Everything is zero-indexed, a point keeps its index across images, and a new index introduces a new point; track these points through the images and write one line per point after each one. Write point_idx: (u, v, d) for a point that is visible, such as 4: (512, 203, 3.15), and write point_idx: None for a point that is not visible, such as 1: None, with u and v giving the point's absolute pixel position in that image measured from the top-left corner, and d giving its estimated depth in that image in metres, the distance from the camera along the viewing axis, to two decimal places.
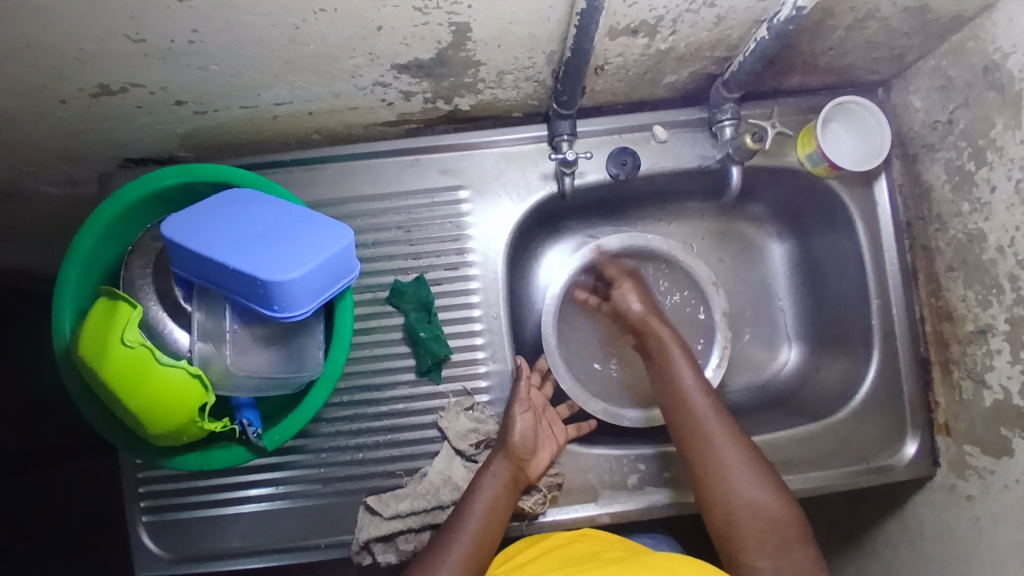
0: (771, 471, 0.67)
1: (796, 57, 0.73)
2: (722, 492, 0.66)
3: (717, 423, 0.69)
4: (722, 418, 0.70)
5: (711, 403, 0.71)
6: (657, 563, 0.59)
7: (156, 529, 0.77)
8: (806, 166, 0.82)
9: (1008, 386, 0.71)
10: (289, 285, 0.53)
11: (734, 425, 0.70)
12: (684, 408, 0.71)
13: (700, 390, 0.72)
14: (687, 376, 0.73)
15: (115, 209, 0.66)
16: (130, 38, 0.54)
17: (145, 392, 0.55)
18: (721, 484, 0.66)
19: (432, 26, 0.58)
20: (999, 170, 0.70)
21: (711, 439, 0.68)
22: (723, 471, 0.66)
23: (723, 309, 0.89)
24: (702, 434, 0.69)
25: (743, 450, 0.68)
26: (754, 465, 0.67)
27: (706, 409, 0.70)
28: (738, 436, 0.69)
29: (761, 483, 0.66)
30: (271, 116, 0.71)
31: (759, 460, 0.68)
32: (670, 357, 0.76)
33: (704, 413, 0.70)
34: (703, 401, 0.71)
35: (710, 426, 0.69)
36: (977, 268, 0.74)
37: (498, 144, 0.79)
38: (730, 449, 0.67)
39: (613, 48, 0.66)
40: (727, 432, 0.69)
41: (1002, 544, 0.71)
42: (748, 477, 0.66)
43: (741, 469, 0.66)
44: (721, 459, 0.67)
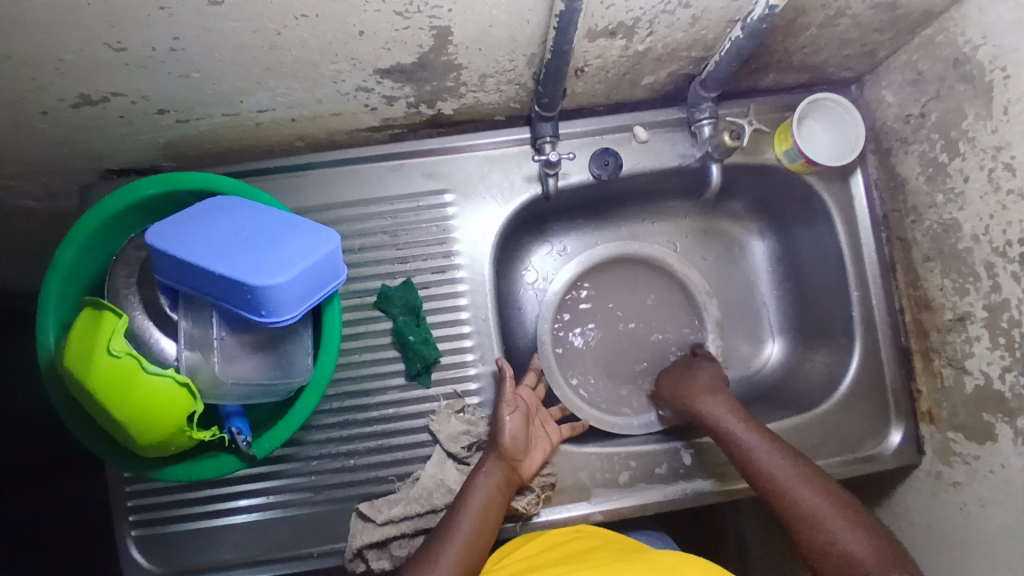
0: (856, 509, 0.66)
1: (771, 55, 0.75)
2: (816, 541, 0.65)
3: (790, 471, 0.68)
4: (793, 463, 0.69)
5: (786, 460, 0.69)
6: (656, 560, 0.60)
7: (145, 543, 0.76)
8: (784, 163, 0.84)
9: (989, 372, 0.73)
10: (274, 290, 0.53)
11: (808, 468, 0.69)
12: (752, 464, 0.70)
13: (762, 442, 0.71)
14: (745, 433, 0.72)
15: (97, 220, 0.65)
16: (110, 46, 0.54)
17: (132, 402, 0.55)
18: (813, 531, 0.65)
19: (413, 30, 0.58)
20: (972, 161, 0.72)
21: (790, 488, 0.67)
22: (810, 518, 0.65)
23: (717, 318, 0.92)
24: (777, 484, 0.68)
25: (825, 494, 0.67)
26: (840, 506, 0.66)
27: (775, 460, 0.69)
28: (814, 478, 0.68)
29: (850, 525, 0.64)
30: (253, 123, 0.71)
31: (842, 499, 0.66)
32: (720, 416, 0.74)
33: (774, 463, 0.69)
34: (769, 453, 0.70)
35: (784, 477, 0.68)
36: (954, 257, 0.76)
37: (482, 147, 0.80)
38: (811, 496, 0.66)
39: (593, 50, 0.67)
40: (801, 477, 0.68)
41: (989, 527, 0.72)
42: (835, 520, 0.65)
43: (828, 511, 0.65)
44: (805, 507, 0.66)
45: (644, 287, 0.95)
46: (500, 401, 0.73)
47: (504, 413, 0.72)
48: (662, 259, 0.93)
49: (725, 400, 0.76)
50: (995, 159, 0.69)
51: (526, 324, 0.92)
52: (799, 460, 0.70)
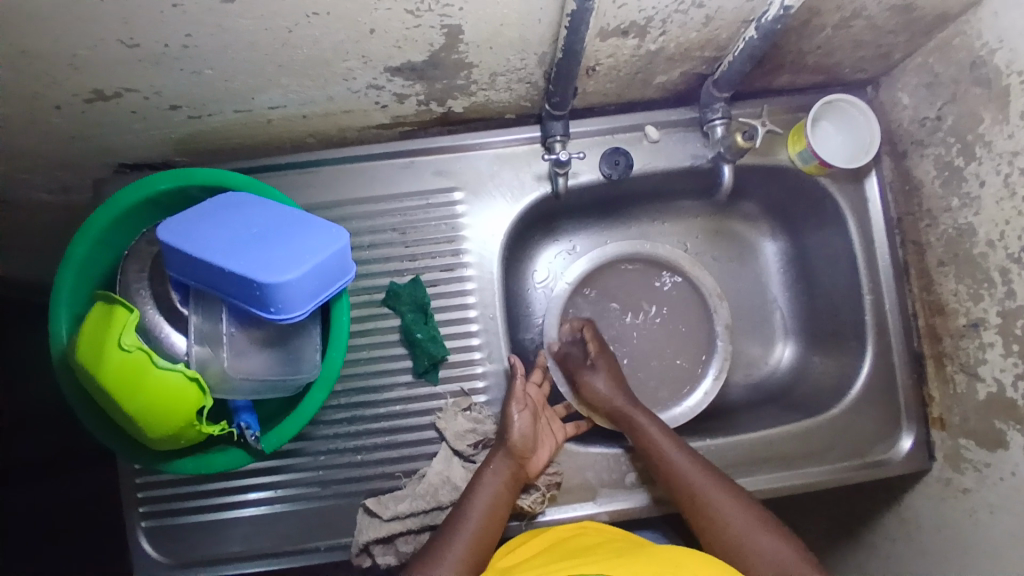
0: (769, 516, 0.69)
1: (785, 56, 0.74)
2: (729, 545, 0.67)
3: (706, 477, 0.71)
4: (708, 470, 0.72)
5: (691, 460, 0.72)
6: (664, 556, 0.59)
7: (154, 534, 0.77)
8: (797, 164, 0.83)
9: (1002, 378, 0.72)
10: (285, 287, 0.53)
11: (723, 476, 0.71)
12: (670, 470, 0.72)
13: (681, 450, 0.73)
14: (664, 440, 0.74)
15: (109, 215, 0.66)
16: (124, 43, 0.55)
17: (142, 396, 0.56)
18: (728, 535, 0.68)
19: (424, 29, 0.58)
20: (988, 165, 0.71)
21: (707, 494, 0.70)
22: (725, 523, 0.68)
23: (727, 321, 0.90)
24: (695, 490, 0.70)
25: (739, 501, 0.69)
26: (755, 514, 0.68)
27: (692, 467, 0.71)
28: (729, 485, 0.70)
29: (764, 530, 0.67)
30: (265, 120, 0.72)
31: (756, 507, 0.69)
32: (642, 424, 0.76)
33: (691, 468, 0.71)
34: (687, 460, 0.72)
35: (698, 482, 0.70)
36: (968, 262, 0.75)
37: (491, 146, 0.80)
38: (726, 502, 0.69)
39: (604, 49, 0.66)
40: (717, 483, 0.70)
41: (999, 536, 0.72)
42: (747, 525, 0.68)
43: (741, 517, 0.68)
44: (718, 514, 0.68)
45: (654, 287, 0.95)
46: (511, 399, 0.74)
47: (511, 411, 0.72)
48: (673, 259, 0.92)
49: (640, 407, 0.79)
50: (1012, 163, 0.68)
51: (535, 323, 0.92)
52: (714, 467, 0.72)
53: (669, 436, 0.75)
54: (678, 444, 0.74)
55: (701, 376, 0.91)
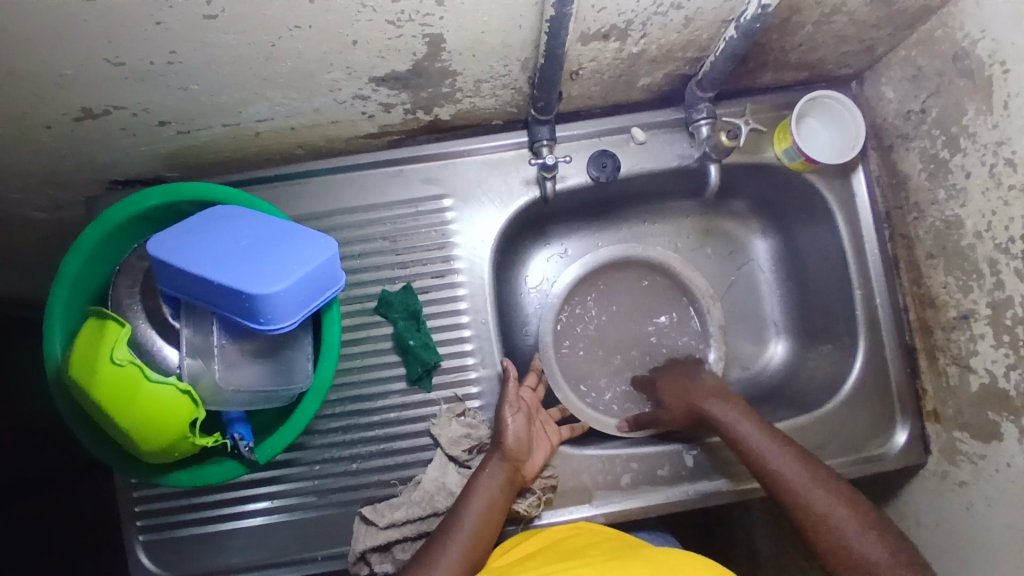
0: (871, 513, 0.67)
1: (767, 54, 0.75)
2: (832, 545, 0.66)
3: (803, 474, 0.69)
4: (808, 467, 0.70)
5: (789, 454, 0.71)
6: (658, 560, 0.59)
7: (152, 548, 0.77)
8: (784, 161, 0.83)
9: (994, 369, 0.72)
10: (273, 298, 0.54)
11: (823, 472, 0.70)
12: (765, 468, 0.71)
13: (776, 446, 0.72)
14: (756, 437, 0.73)
15: (101, 231, 0.67)
16: (110, 61, 0.55)
17: (135, 409, 0.56)
18: (829, 535, 0.66)
19: (406, 38, 0.59)
20: (973, 157, 0.71)
21: (804, 491, 0.69)
22: (827, 522, 0.67)
23: (720, 321, 0.90)
24: (791, 488, 0.69)
25: (839, 500, 0.68)
26: (855, 512, 0.67)
27: (790, 464, 0.70)
28: (829, 483, 0.69)
29: (864, 530, 0.66)
30: (253, 132, 0.72)
31: (858, 505, 0.68)
32: (732, 420, 0.75)
33: (786, 466, 0.70)
34: (783, 457, 0.71)
35: (795, 478, 0.69)
36: (956, 254, 0.76)
37: (480, 152, 0.80)
38: (825, 500, 0.68)
39: (586, 53, 0.67)
40: (817, 481, 0.69)
41: (995, 528, 0.72)
42: (846, 523, 0.66)
43: (845, 516, 0.67)
44: (816, 510, 0.67)
45: (645, 292, 0.95)
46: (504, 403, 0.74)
47: (504, 415, 0.72)
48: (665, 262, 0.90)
49: (734, 401, 0.77)
50: (996, 154, 0.68)
51: (527, 326, 0.93)
52: (814, 463, 0.71)
53: (768, 430, 0.73)
54: (778, 438, 0.72)
55: None
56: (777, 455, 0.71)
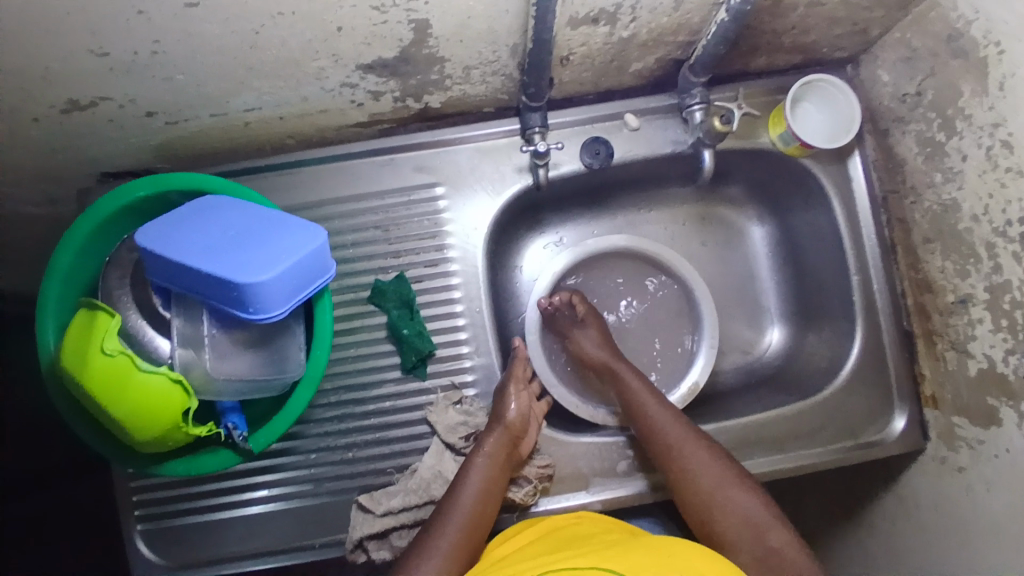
0: (745, 473, 0.69)
1: (759, 38, 0.74)
2: (699, 498, 0.68)
3: (683, 430, 0.72)
4: (686, 426, 0.73)
5: (670, 414, 0.74)
6: (654, 546, 0.59)
7: (151, 538, 0.78)
8: (779, 146, 0.83)
9: (992, 354, 0.72)
10: (261, 288, 0.54)
11: (701, 432, 0.72)
12: (650, 424, 0.74)
13: (661, 407, 0.75)
14: (648, 399, 0.76)
15: (91, 223, 0.67)
16: (94, 52, 0.55)
17: (126, 399, 0.56)
18: (702, 488, 0.68)
19: (391, 24, 0.58)
20: (969, 139, 0.70)
21: (683, 446, 0.71)
22: (695, 474, 0.69)
23: (695, 381, 0.87)
24: (671, 443, 0.71)
25: (714, 456, 0.70)
26: (729, 468, 0.69)
27: (669, 420, 0.73)
28: (707, 441, 0.71)
29: (737, 483, 0.67)
30: (242, 122, 0.72)
31: (731, 464, 0.69)
32: (630, 383, 0.79)
33: (670, 422, 0.73)
34: (667, 415, 0.74)
35: (673, 434, 0.72)
36: (954, 238, 0.75)
37: (471, 139, 0.80)
38: (699, 455, 0.70)
39: (576, 38, 0.66)
40: (695, 438, 0.71)
41: (995, 512, 0.71)
42: (721, 478, 0.68)
43: (715, 468, 0.69)
44: (690, 464, 0.69)
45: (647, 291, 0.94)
46: (506, 382, 0.76)
47: (507, 391, 0.74)
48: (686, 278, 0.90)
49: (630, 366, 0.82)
50: (993, 136, 0.67)
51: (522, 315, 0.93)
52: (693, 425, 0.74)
53: (653, 392, 0.77)
54: (661, 400, 0.76)
55: (691, 360, 0.90)
56: (658, 414, 0.74)
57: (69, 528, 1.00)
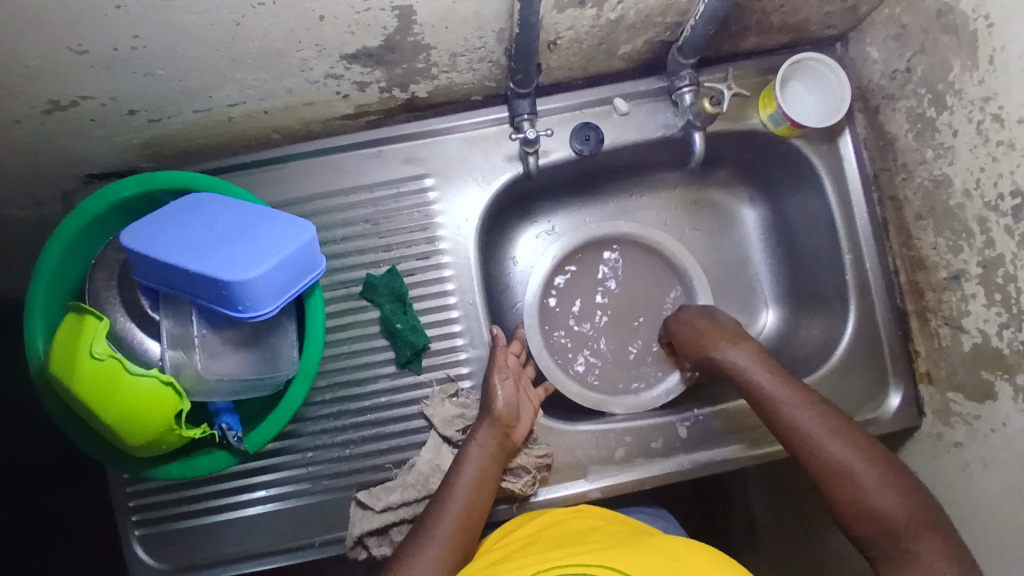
0: (893, 467, 0.64)
1: (749, 17, 0.73)
2: (844, 497, 0.64)
3: (820, 423, 0.66)
4: (825, 417, 0.67)
5: (805, 405, 0.68)
6: (661, 548, 0.59)
7: (148, 542, 0.77)
8: (770, 127, 0.82)
9: (986, 329, 0.72)
10: (251, 284, 0.53)
11: (843, 422, 0.67)
12: (781, 416, 0.68)
13: (794, 398, 0.68)
14: (776, 389, 0.69)
15: (76, 224, 0.65)
16: (72, 49, 0.53)
17: (116, 403, 0.55)
18: (841, 486, 0.64)
19: (375, 11, 0.57)
20: (959, 114, 0.70)
21: (822, 442, 0.66)
22: (840, 473, 0.64)
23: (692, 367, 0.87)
24: (807, 438, 0.66)
25: (858, 452, 0.65)
26: (871, 465, 0.64)
27: (806, 414, 0.67)
28: (847, 434, 0.66)
29: (881, 484, 0.63)
30: (226, 117, 0.70)
31: (875, 458, 0.65)
32: (746, 369, 0.71)
33: (805, 415, 0.67)
34: (801, 406, 0.68)
35: (812, 429, 0.66)
36: (946, 214, 0.75)
37: (460, 129, 0.78)
38: (843, 452, 0.65)
39: (563, 22, 0.65)
40: (835, 432, 0.66)
41: (992, 487, 0.72)
42: (866, 478, 0.63)
43: (860, 467, 0.64)
44: (834, 462, 0.64)
45: (640, 277, 0.94)
46: (493, 369, 0.74)
47: (494, 381, 0.73)
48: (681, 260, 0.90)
49: (747, 350, 0.73)
50: (983, 110, 0.67)
51: (516, 305, 0.92)
52: (836, 413, 0.68)
53: (784, 378, 0.70)
54: (794, 389, 0.69)
55: None
56: (795, 407, 0.68)
57: (73, 534, 0.99)
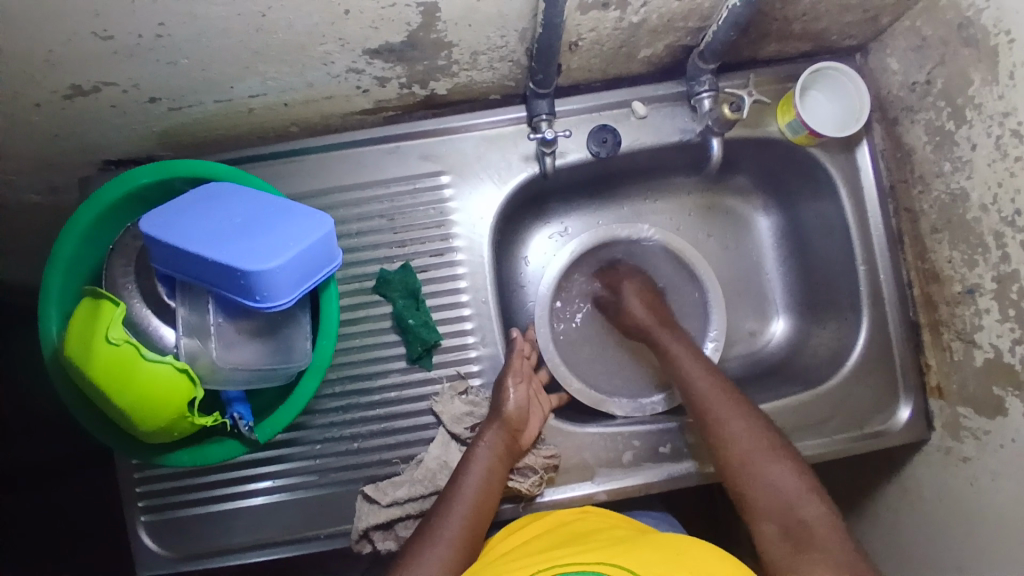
0: (781, 441, 0.68)
1: (770, 24, 0.73)
2: (733, 459, 0.67)
3: (721, 393, 0.71)
4: (724, 388, 0.73)
5: (707, 373, 0.74)
6: (664, 546, 0.59)
7: (155, 529, 0.78)
8: (787, 135, 0.82)
9: (999, 344, 0.71)
10: (268, 274, 0.53)
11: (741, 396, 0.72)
12: (690, 385, 0.74)
13: (701, 367, 0.75)
14: (688, 360, 0.76)
15: (93, 211, 0.66)
16: (97, 35, 0.54)
17: (131, 390, 0.55)
18: (735, 450, 0.67)
19: (400, 7, 0.57)
20: (979, 127, 0.70)
21: (717, 406, 0.70)
22: (729, 436, 0.68)
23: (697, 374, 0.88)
24: (706, 402, 0.71)
25: (751, 421, 0.69)
26: (763, 433, 0.68)
27: (706, 381, 0.73)
28: (743, 403, 0.71)
29: (771, 454, 0.66)
30: (246, 108, 0.71)
31: (768, 431, 0.68)
32: (669, 342, 0.79)
33: (710, 385, 0.72)
34: (705, 376, 0.74)
35: (711, 396, 0.72)
36: (962, 227, 0.74)
37: (477, 127, 0.79)
38: (736, 419, 0.69)
39: (585, 23, 0.65)
40: (732, 402, 0.71)
41: (1002, 503, 0.71)
42: (755, 444, 0.67)
43: (750, 432, 0.68)
44: (726, 424, 0.69)
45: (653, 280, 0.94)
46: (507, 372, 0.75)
47: (507, 384, 0.73)
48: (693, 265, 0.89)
49: (674, 331, 0.82)
50: (1002, 125, 0.67)
51: (527, 304, 0.92)
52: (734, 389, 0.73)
53: (695, 353, 0.77)
54: (703, 362, 0.76)
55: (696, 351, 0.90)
56: (700, 374, 0.74)
57: (81, 515, 1.00)
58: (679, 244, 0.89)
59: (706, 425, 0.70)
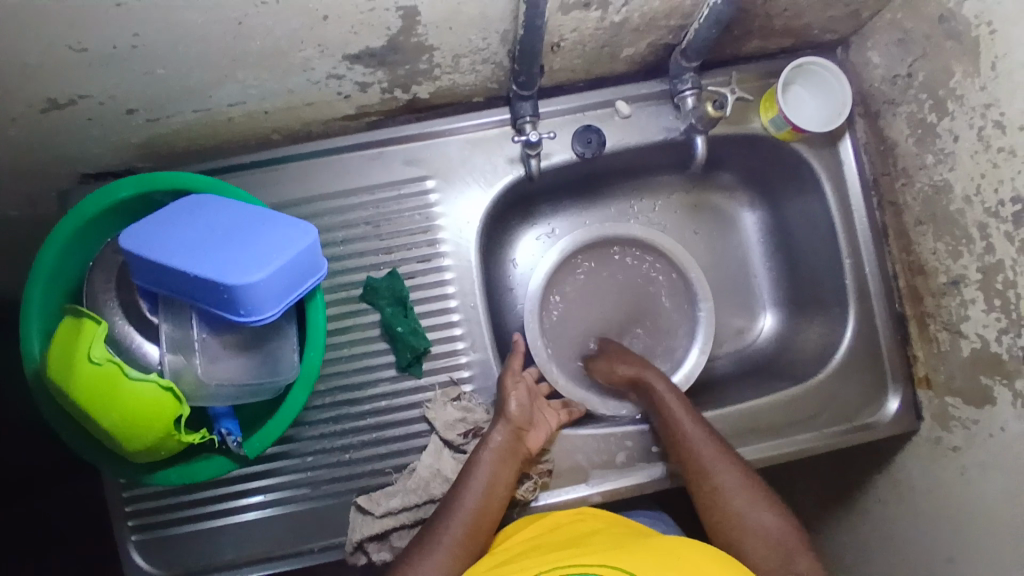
0: (770, 491, 0.69)
1: (752, 22, 0.73)
2: (727, 516, 0.68)
3: (710, 443, 0.71)
4: (716, 438, 0.72)
5: (698, 424, 0.73)
6: (661, 548, 0.59)
7: (146, 548, 0.76)
8: (771, 131, 0.82)
9: (985, 334, 0.72)
10: (253, 288, 0.52)
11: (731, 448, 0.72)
12: (678, 439, 0.72)
13: (690, 417, 0.73)
14: (675, 408, 0.74)
15: (74, 224, 0.64)
16: (73, 48, 0.53)
17: (115, 408, 0.54)
18: (730, 509, 0.68)
19: (380, 11, 0.56)
20: (961, 120, 0.70)
21: (710, 462, 0.70)
22: (723, 494, 0.68)
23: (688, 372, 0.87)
24: (699, 456, 0.70)
25: (743, 476, 0.69)
26: (754, 487, 0.69)
27: (698, 433, 0.72)
28: (733, 456, 0.71)
29: (764, 506, 0.68)
30: (226, 117, 0.69)
31: (759, 483, 0.69)
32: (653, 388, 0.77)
33: (701, 441, 0.71)
34: (696, 428, 0.72)
35: (704, 449, 0.71)
36: (946, 220, 0.75)
37: (462, 130, 0.78)
38: (731, 474, 0.69)
39: (568, 23, 0.65)
40: (724, 455, 0.70)
41: (992, 492, 0.72)
42: (750, 498, 0.68)
43: (746, 490, 0.68)
44: (721, 480, 0.69)
45: (642, 279, 0.94)
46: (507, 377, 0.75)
47: (507, 387, 0.73)
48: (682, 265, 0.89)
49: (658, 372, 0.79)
50: (985, 117, 0.67)
51: (517, 307, 0.92)
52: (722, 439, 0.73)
53: (682, 399, 0.75)
54: (690, 410, 0.74)
55: (687, 347, 0.90)
56: (691, 427, 0.72)
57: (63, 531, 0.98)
58: (669, 244, 0.89)
59: (698, 484, 0.70)
